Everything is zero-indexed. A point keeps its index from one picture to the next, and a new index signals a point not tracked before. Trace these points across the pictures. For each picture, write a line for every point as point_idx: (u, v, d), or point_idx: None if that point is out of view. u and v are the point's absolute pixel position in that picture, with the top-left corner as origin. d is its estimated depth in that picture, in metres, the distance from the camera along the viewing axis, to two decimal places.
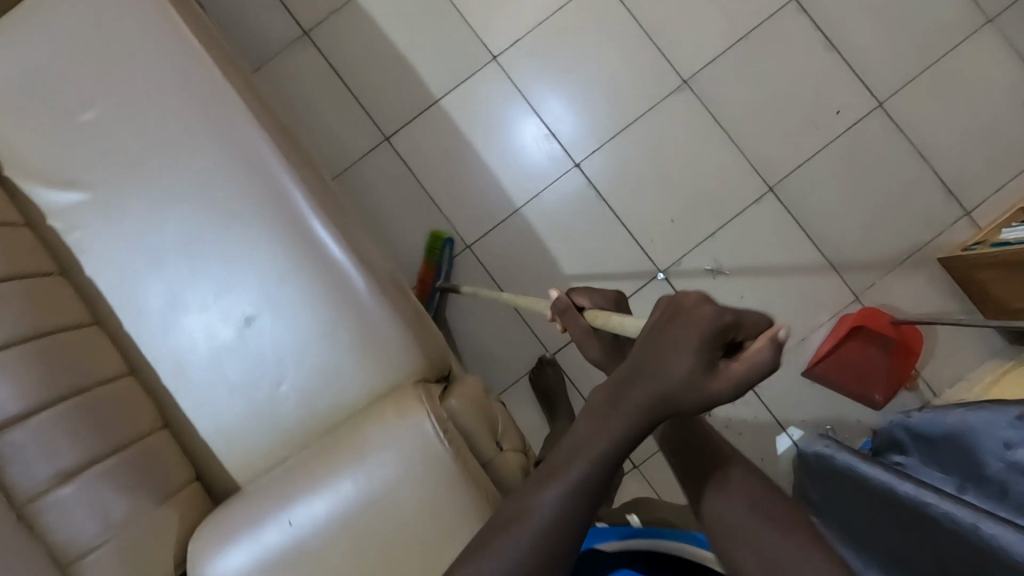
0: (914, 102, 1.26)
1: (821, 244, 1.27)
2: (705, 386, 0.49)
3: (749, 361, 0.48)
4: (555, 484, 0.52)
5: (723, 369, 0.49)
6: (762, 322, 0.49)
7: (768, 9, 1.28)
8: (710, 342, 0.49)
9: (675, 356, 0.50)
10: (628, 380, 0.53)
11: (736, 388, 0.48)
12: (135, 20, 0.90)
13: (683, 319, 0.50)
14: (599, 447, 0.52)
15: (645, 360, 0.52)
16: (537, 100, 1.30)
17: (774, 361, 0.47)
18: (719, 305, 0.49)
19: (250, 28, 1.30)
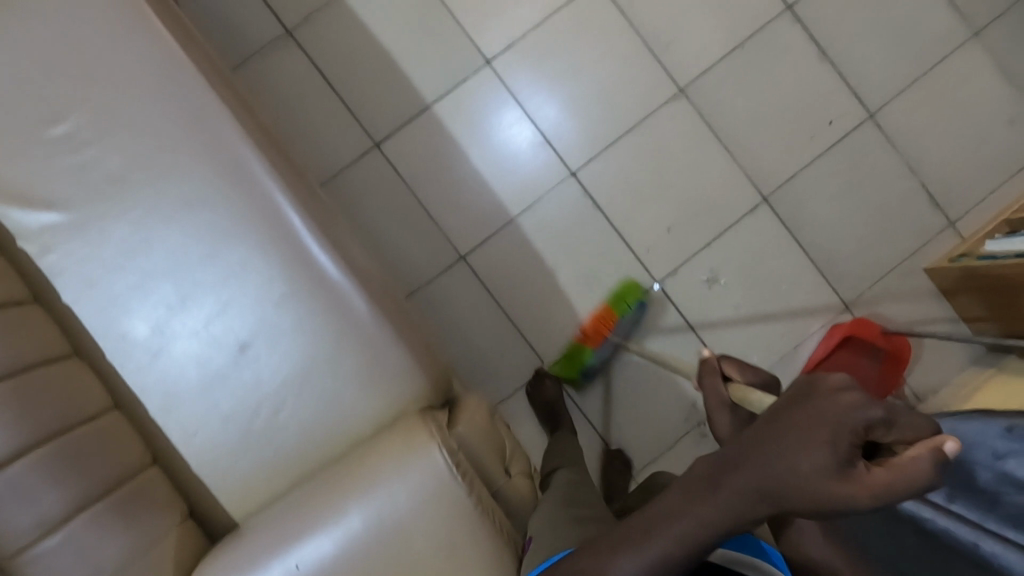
0: (904, 113, 1.28)
1: (814, 254, 1.28)
2: (835, 489, 0.45)
3: (896, 470, 0.44)
4: (640, 551, 0.55)
5: (861, 473, 0.45)
6: (921, 429, 0.45)
7: (763, 18, 1.28)
8: (850, 438, 0.45)
9: (805, 449, 0.47)
10: (736, 460, 0.51)
11: (874, 498, 0.44)
12: (111, 24, 0.83)
13: (818, 408, 0.47)
14: (691, 524, 0.53)
15: (762, 444, 0.50)
16: (533, 107, 1.27)
17: (931, 475, 0.43)
18: (869, 398, 0.46)
19: (228, 26, 1.23)
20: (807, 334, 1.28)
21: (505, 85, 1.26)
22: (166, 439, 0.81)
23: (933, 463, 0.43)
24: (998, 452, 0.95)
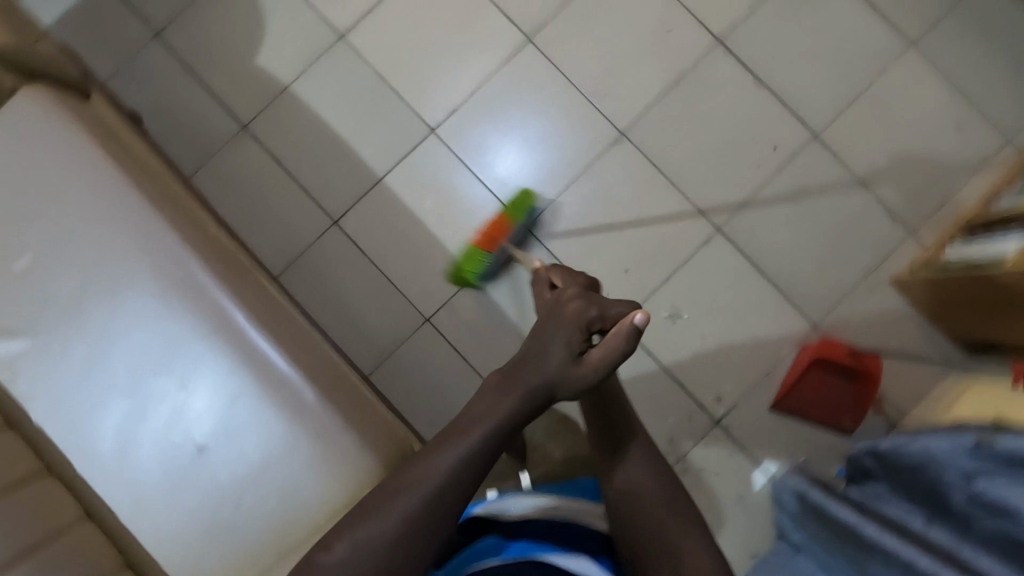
0: (847, 130, 1.29)
1: (773, 278, 1.28)
2: (574, 370, 0.72)
3: (605, 349, 0.71)
4: (453, 449, 0.68)
5: (588, 356, 0.72)
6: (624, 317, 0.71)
7: (695, 54, 1.31)
8: (577, 333, 0.73)
9: (556, 343, 0.73)
10: (523, 360, 0.74)
11: (596, 370, 0.71)
12: (65, 163, 0.92)
13: (556, 319, 0.75)
14: (492, 416, 0.70)
15: (529, 348, 0.74)
16: (480, 167, 1.31)
17: (620, 351, 0.70)
18: (590, 304, 0.75)
19: (188, 130, 1.31)
20: (778, 359, 1.27)
21: (451, 149, 1.32)
22: (137, 544, 0.85)
23: (631, 335, 0.70)
24: (967, 472, 0.93)
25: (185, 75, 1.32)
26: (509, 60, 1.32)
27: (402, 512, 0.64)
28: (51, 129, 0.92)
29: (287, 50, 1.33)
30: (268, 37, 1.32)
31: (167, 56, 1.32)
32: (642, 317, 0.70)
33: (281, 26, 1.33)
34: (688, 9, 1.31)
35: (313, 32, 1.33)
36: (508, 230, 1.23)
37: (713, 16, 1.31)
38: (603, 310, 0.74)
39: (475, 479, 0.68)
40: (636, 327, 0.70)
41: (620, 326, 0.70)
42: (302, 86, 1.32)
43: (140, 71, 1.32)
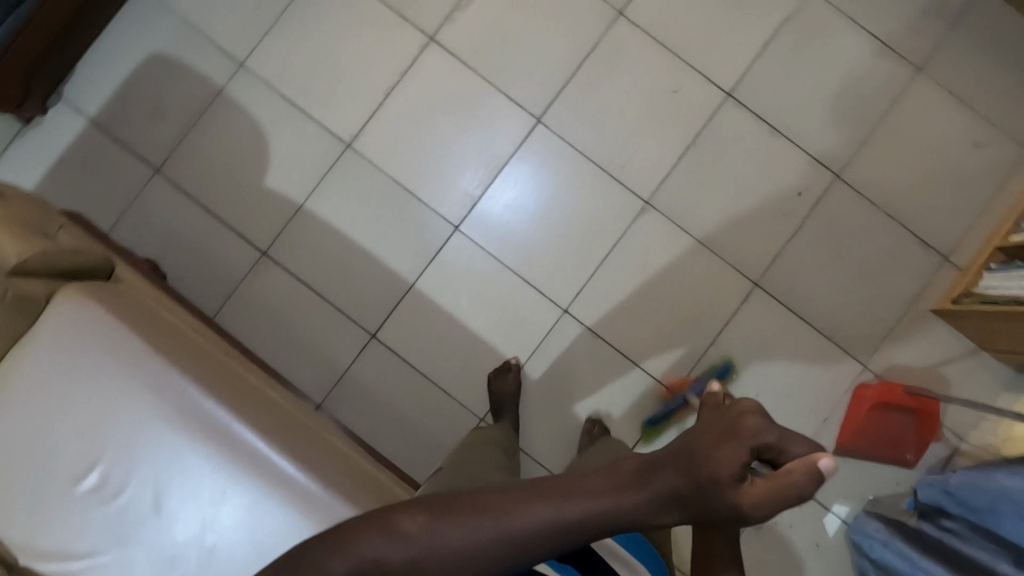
0: (868, 165, 1.29)
1: (817, 324, 1.29)
2: (731, 493, 0.55)
3: (779, 481, 0.53)
4: (552, 505, 0.59)
5: (750, 483, 0.55)
6: (806, 449, 0.54)
7: (708, 111, 1.30)
8: (741, 461, 0.55)
9: (716, 457, 0.56)
10: (671, 462, 0.59)
11: (766, 504, 0.54)
12: (111, 360, 0.88)
13: (731, 424, 0.57)
14: (596, 499, 0.59)
15: (686, 450, 0.59)
16: (511, 258, 1.29)
17: (804, 486, 0.52)
18: (769, 423, 0.56)
19: (208, 264, 1.28)
20: (834, 403, 1.28)
21: (479, 244, 1.29)
22: None
23: (807, 482, 0.52)
24: None
25: (193, 209, 1.28)
26: (522, 146, 1.30)
27: (475, 540, 0.58)
28: (94, 330, 0.88)
29: (295, 167, 1.29)
30: (274, 156, 1.29)
31: (173, 190, 1.28)
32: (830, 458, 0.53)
33: (285, 144, 1.29)
34: (694, 66, 1.30)
35: (318, 145, 1.29)
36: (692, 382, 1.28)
37: (720, 69, 1.30)
38: (787, 440, 0.55)
39: (549, 550, 0.59)
40: (826, 464, 0.53)
41: (804, 456, 0.53)
42: (316, 203, 1.29)
43: (146, 214, 1.28)
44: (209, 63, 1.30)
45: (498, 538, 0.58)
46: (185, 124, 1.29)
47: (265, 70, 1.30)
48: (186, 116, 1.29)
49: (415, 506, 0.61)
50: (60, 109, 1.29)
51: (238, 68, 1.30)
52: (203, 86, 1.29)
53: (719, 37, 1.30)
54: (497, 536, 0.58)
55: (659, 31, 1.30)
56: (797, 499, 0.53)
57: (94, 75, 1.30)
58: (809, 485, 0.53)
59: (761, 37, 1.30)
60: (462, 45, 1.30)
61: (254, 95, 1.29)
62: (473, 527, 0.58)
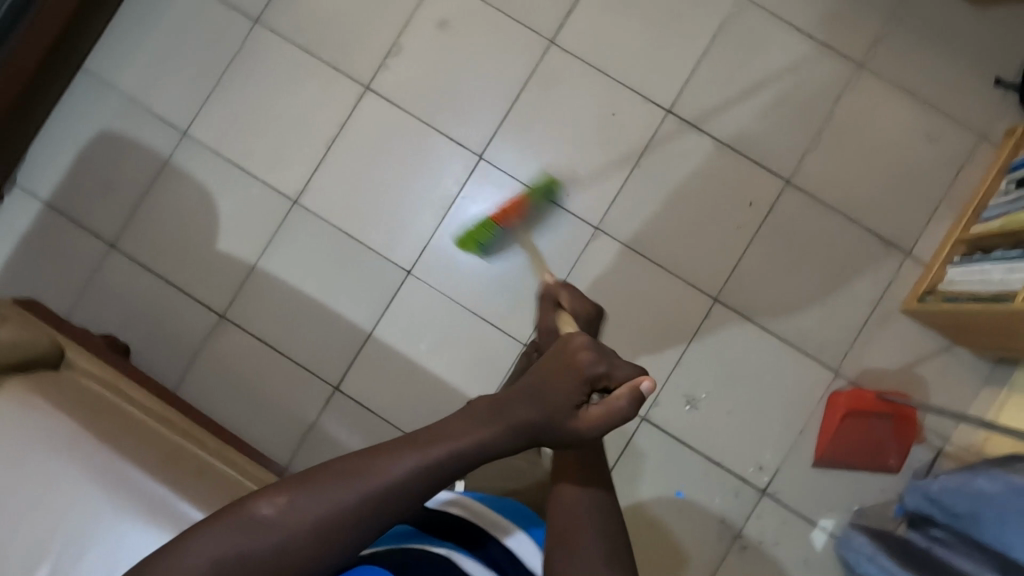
0: (818, 168, 1.27)
1: (783, 334, 1.26)
2: (570, 421, 0.63)
3: (610, 406, 0.62)
4: (414, 454, 0.61)
5: (586, 410, 0.63)
6: (628, 374, 0.63)
7: (650, 131, 1.29)
8: (577, 391, 0.62)
9: (554, 388, 0.63)
10: (519, 398, 0.64)
11: (597, 426, 0.62)
12: (65, 452, 0.89)
13: (568, 357, 0.64)
14: (458, 441, 0.62)
15: (532, 387, 0.64)
16: (465, 297, 1.29)
17: (626, 407, 0.61)
18: (601, 358, 0.63)
19: (167, 333, 1.29)
20: (808, 414, 1.25)
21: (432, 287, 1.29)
22: None
23: (632, 402, 0.62)
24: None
25: (149, 280, 1.30)
26: (466, 185, 1.30)
27: (334, 504, 0.58)
28: (39, 425, 0.90)
29: (245, 228, 1.30)
30: (223, 220, 1.30)
31: (128, 263, 1.30)
32: (651, 381, 0.62)
33: (232, 207, 1.30)
34: (632, 87, 1.29)
35: (265, 204, 1.30)
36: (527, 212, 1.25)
37: (657, 88, 1.29)
38: (613, 369, 0.63)
39: (417, 497, 0.60)
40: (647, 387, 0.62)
41: (630, 381, 0.62)
42: (269, 261, 1.30)
43: (103, 289, 1.30)
44: (153, 135, 1.32)
45: (358, 500, 0.59)
46: (135, 196, 1.31)
47: (208, 136, 1.32)
48: (136, 188, 1.31)
49: (273, 489, 0.60)
50: (15, 195, 1.32)
51: (182, 137, 1.32)
52: (150, 157, 1.32)
53: (654, 55, 1.29)
54: (357, 497, 0.59)
55: (593, 56, 1.29)
56: (622, 419, 0.62)
57: (45, 158, 1.33)
58: (633, 406, 0.62)
59: (697, 50, 1.29)
60: (398, 91, 1.31)
61: (199, 162, 1.31)
62: (334, 493, 0.59)
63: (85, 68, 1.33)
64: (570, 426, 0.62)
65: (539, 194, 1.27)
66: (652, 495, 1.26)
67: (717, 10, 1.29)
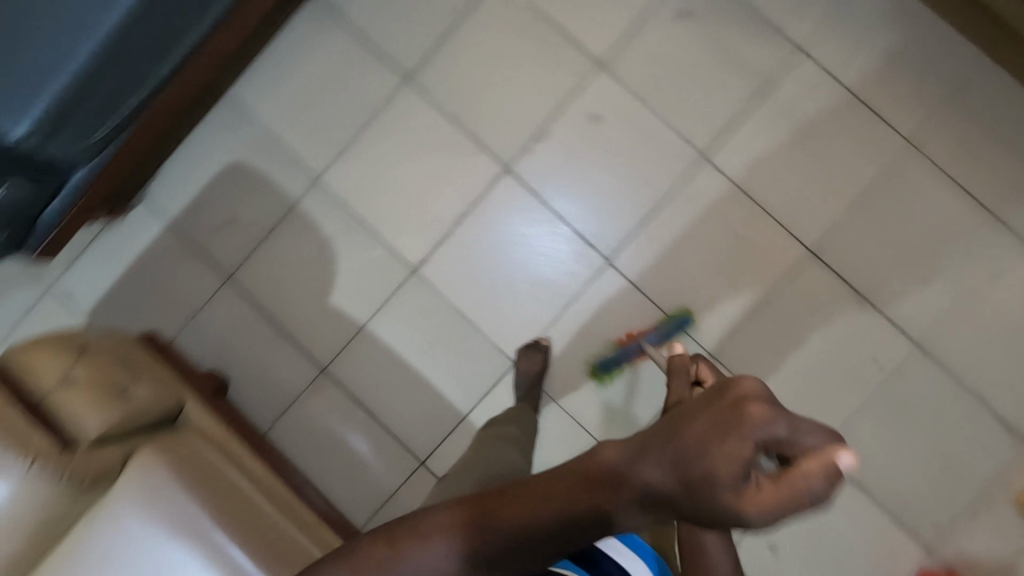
0: (957, 340, 1.22)
1: (882, 502, 1.22)
2: (725, 499, 0.36)
3: (788, 485, 0.35)
4: (516, 515, 0.47)
5: (752, 488, 0.36)
6: (819, 437, 0.37)
7: (786, 266, 1.24)
8: (740, 460, 0.35)
9: (702, 447, 0.37)
10: (649, 450, 0.40)
11: (767, 515, 0.35)
12: (182, 526, 0.88)
13: (725, 400, 0.38)
14: (564, 506, 0.45)
15: (663, 436, 0.39)
16: (563, 397, 1.26)
17: (817, 493, 0.36)
18: (781, 411, 0.36)
19: (267, 375, 1.30)
20: None
21: (526, 371, 1.23)
22: None
23: (825, 486, 0.36)
24: None
25: (257, 320, 1.31)
26: (588, 286, 1.27)
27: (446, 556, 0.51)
28: (165, 508, 0.88)
29: (360, 288, 1.30)
30: (339, 275, 1.30)
31: (239, 299, 1.31)
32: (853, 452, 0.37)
33: (350, 262, 1.30)
34: (778, 219, 1.24)
35: (383, 266, 1.29)
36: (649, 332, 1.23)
37: (804, 224, 1.24)
38: (799, 429, 0.36)
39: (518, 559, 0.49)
40: (847, 462, 0.36)
41: (823, 449, 0.36)
42: (377, 324, 1.30)
43: (212, 320, 1.31)
44: (284, 176, 1.31)
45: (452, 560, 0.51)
46: (257, 234, 1.31)
47: (337, 187, 1.30)
48: (258, 226, 1.31)
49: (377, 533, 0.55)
50: (141, 210, 1.34)
51: (311, 183, 1.31)
52: (277, 197, 1.31)
53: (806, 188, 1.24)
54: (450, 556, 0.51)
55: (743, 178, 1.25)
56: (805, 511, 0.36)
57: (175, 178, 1.34)
58: (824, 488, 0.36)
59: (853, 192, 1.23)
60: (536, 176, 1.27)
61: (325, 211, 1.30)
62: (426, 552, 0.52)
63: (227, 96, 1.33)
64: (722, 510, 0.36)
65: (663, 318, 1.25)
66: None
67: (882, 154, 1.23)
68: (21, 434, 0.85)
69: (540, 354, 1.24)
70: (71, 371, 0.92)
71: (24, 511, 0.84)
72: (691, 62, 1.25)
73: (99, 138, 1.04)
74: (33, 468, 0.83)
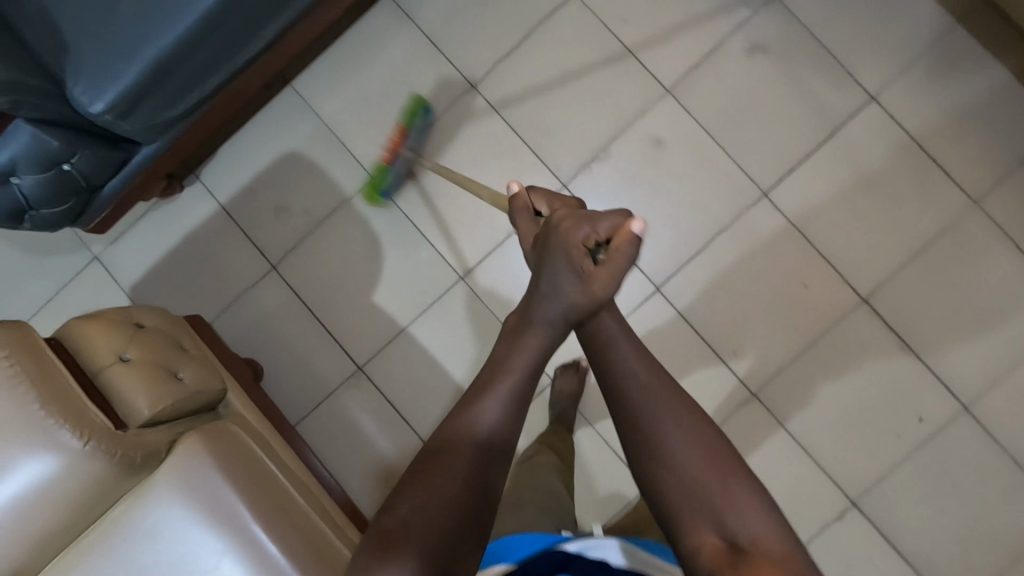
0: (1003, 404, 1.20)
1: (914, 562, 1.19)
2: (588, 289, 0.63)
3: (614, 258, 0.63)
4: (491, 395, 0.62)
5: (595, 271, 0.63)
6: (617, 222, 0.64)
7: (835, 311, 1.23)
8: (579, 264, 0.63)
9: (558, 267, 0.64)
10: (534, 295, 0.66)
11: (612, 283, 0.63)
12: (223, 516, 0.87)
13: (557, 238, 0.64)
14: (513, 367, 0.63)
15: (536, 281, 0.66)
16: (598, 420, 1.25)
17: (631, 250, 0.62)
18: (586, 223, 0.64)
19: (303, 368, 1.30)
20: None
21: (563, 390, 1.22)
22: None
23: (634, 246, 0.63)
24: None
25: (299, 311, 1.30)
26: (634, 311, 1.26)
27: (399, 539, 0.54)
28: (208, 495, 0.88)
29: (405, 289, 1.29)
30: (385, 275, 1.30)
31: (282, 288, 1.31)
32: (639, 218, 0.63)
33: (398, 263, 1.30)
34: (833, 264, 1.23)
35: (431, 270, 1.29)
36: (407, 138, 1.25)
37: (857, 271, 1.23)
38: (598, 224, 0.64)
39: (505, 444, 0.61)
40: (638, 226, 0.63)
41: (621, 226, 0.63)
42: (418, 327, 1.29)
43: (253, 307, 1.31)
44: (340, 170, 1.31)
45: (454, 483, 0.57)
46: (307, 226, 1.31)
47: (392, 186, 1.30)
48: (309, 218, 1.31)
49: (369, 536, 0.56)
50: (195, 190, 1.34)
51: (367, 180, 1.31)
52: (331, 191, 1.31)
53: (863, 235, 1.23)
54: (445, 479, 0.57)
55: (801, 219, 1.24)
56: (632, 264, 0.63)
57: (229, 161, 1.34)
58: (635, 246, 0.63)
59: (910, 244, 1.22)
60: (592, 195, 1.27)
61: (377, 210, 1.30)
62: (422, 494, 0.56)
63: (292, 86, 1.33)
64: (586, 297, 0.63)
65: (404, 118, 1.26)
66: None
67: (944, 209, 1.22)
68: (78, 406, 0.84)
69: (577, 373, 1.23)
70: (127, 351, 0.93)
71: (72, 486, 0.83)
72: (760, 98, 1.25)
73: (175, 115, 1.03)
74: (88, 444, 0.83)
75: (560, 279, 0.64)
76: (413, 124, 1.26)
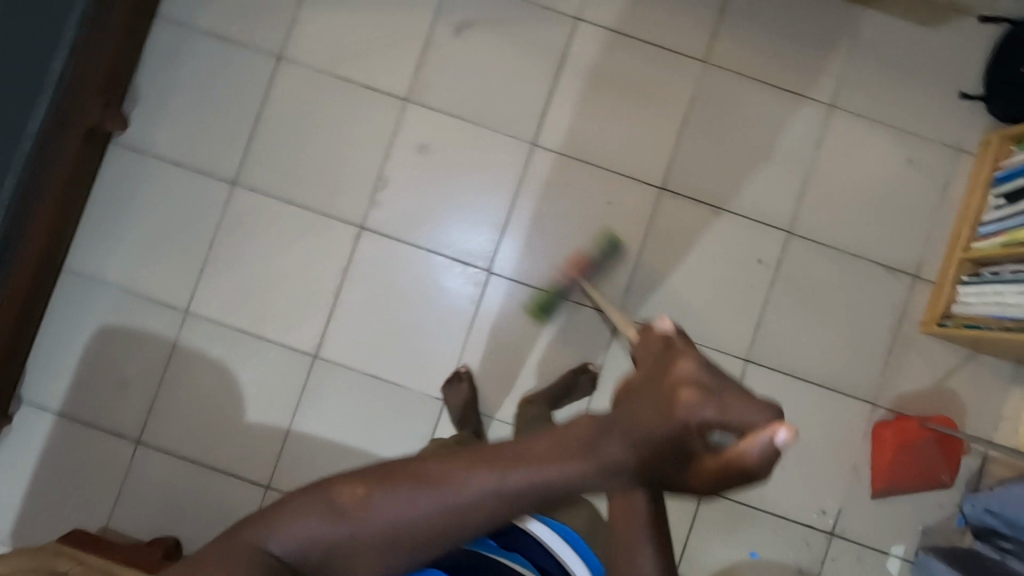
0: (815, 213, 1.33)
1: (815, 379, 1.30)
2: (679, 466, 0.48)
3: (730, 454, 0.45)
4: (497, 473, 0.50)
5: (700, 453, 0.47)
6: (760, 416, 0.46)
7: (648, 210, 1.31)
8: (684, 438, 0.47)
9: (651, 419, 0.49)
10: (616, 426, 0.50)
11: (712, 479, 0.46)
12: None
13: (665, 381, 0.50)
14: (550, 466, 0.51)
15: (616, 418, 0.51)
16: (497, 410, 1.28)
17: (760, 462, 0.45)
18: (713, 396, 0.47)
19: (216, 517, 1.26)
20: (855, 448, 1.30)
21: (455, 405, 1.24)
22: None
23: (765, 459, 0.45)
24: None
25: (186, 467, 1.27)
26: (481, 302, 1.30)
27: (315, 539, 0.49)
28: None
29: (272, 394, 1.28)
30: (247, 391, 1.28)
31: (160, 455, 1.27)
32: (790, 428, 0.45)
33: (253, 374, 1.28)
34: (624, 171, 1.31)
35: (286, 364, 1.28)
36: (586, 257, 1.26)
37: (648, 167, 1.32)
38: (731, 409, 0.46)
39: (485, 523, 0.51)
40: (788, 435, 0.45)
41: (765, 426, 0.45)
42: (301, 421, 1.28)
43: (141, 487, 1.27)
44: (155, 320, 1.29)
45: (416, 517, 0.50)
46: (151, 386, 1.28)
47: (212, 309, 1.29)
48: (149, 378, 1.28)
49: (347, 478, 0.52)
50: (24, 412, 1.27)
51: (184, 316, 1.29)
52: (157, 344, 1.28)
53: (636, 136, 1.32)
54: (428, 504, 0.50)
55: (577, 149, 1.32)
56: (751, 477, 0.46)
57: (45, 368, 1.28)
58: (763, 461, 0.45)
59: (676, 122, 1.32)
60: (392, 223, 1.30)
61: (208, 337, 1.28)
62: (404, 500, 0.51)
63: (68, 268, 1.29)
64: (674, 472, 0.48)
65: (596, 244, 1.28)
66: (730, 562, 1.28)
67: (686, 81, 1.33)
68: None
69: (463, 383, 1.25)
70: None
71: None
72: (494, 65, 1.32)
73: None
74: None
75: (651, 444, 0.48)
76: (607, 260, 1.27)
